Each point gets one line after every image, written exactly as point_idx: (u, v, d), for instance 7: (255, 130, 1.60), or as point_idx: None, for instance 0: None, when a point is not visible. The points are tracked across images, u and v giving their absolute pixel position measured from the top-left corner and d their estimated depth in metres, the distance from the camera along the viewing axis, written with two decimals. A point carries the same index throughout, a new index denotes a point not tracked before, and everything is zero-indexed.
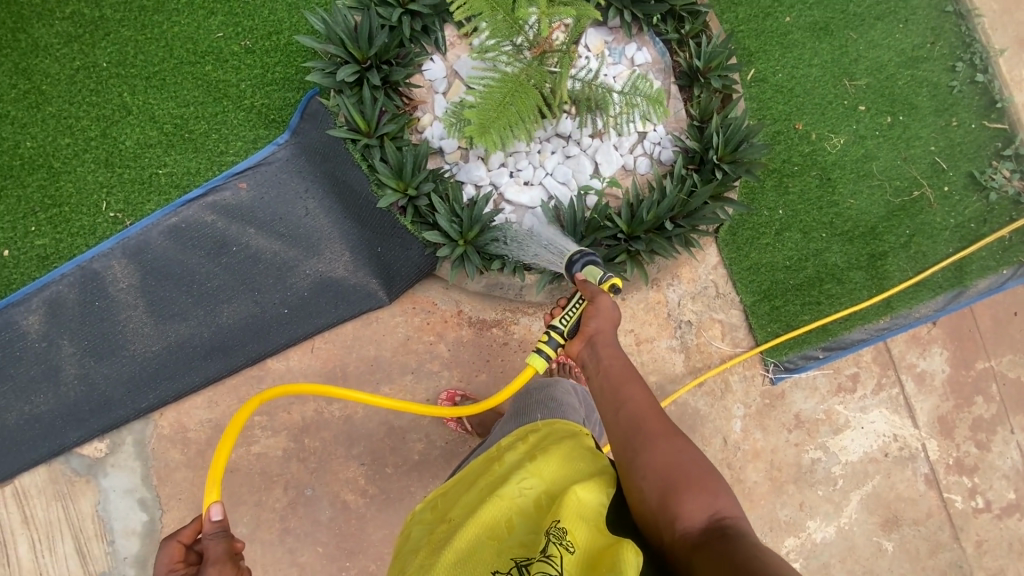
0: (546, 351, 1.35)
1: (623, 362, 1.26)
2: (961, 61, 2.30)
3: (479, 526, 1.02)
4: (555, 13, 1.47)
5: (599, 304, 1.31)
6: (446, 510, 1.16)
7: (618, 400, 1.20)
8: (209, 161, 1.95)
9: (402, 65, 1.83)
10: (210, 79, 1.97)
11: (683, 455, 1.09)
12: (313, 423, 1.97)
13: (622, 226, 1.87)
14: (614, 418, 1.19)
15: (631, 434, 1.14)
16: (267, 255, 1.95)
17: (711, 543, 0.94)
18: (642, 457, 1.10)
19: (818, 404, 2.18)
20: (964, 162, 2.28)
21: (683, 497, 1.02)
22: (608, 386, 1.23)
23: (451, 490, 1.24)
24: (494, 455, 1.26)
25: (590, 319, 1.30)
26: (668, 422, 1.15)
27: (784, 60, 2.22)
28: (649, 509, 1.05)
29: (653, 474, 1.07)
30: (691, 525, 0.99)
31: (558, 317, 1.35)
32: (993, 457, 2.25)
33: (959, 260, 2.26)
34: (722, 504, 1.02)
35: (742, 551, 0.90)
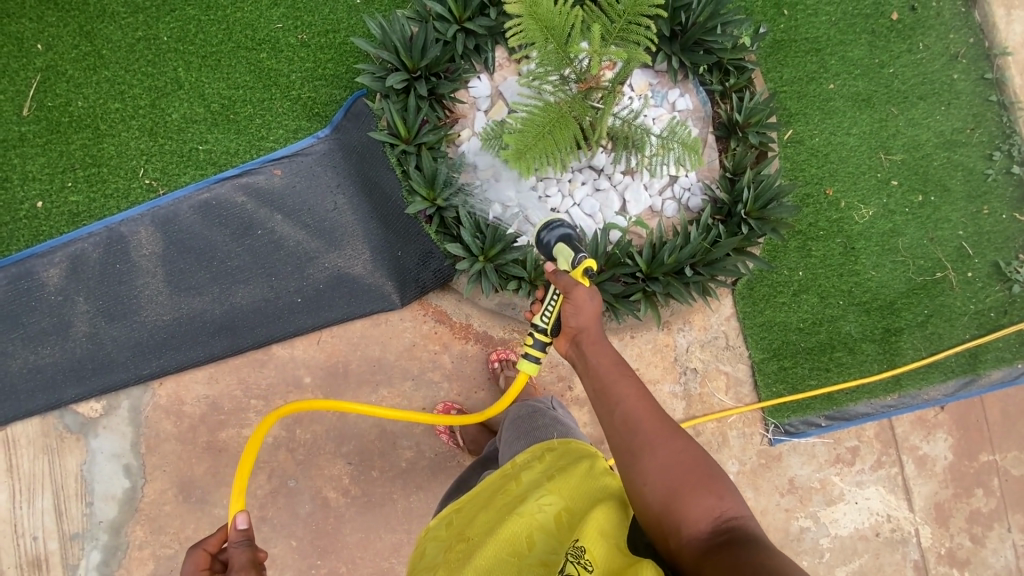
0: (532, 352, 1.39)
1: (613, 362, 1.25)
2: (999, 151, 2.31)
3: (499, 543, 1.06)
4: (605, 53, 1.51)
5: (575, 298, 1.29)
6: (461, 530, 1.20)
7: (611, 403, 1.18)
8: (249, 144, 2.00)
9: (450, 79, 1.87)
10: (263, 66, 2.03)
11: (682, 454, 1.07)
12: (307, 415, 1.97)
13: (642, 265, 1.87)
14: (610, 422, 1.16)
15: (629, 437, 1.12)
16: (290, 242, 1.98)
17: (719, 548, 0.93)
18: (642, 461, 1.08)
19: (814, 472, 2.15)
20: (990, 251, 2.27)
21: (687, 501, 1.01)
22: (603, 391, 1.21)
23: (467, 505, 1.28)
24: (510, 472, 1.29)
25: (569, 318, 1.31)
26: (665, 421, 1.13)
27: (822, 126, 2.25)
28: (653, 516, 1.04)
29: (653, 479, 1.05)
30: (698, 530, 0.98)
31: (538, 316, 1.37)
32: (986, 553, 2.19)
33: (974, 347, 2.24)
34: (726, 503, 1.01)
35: (749, 554, 0.89)
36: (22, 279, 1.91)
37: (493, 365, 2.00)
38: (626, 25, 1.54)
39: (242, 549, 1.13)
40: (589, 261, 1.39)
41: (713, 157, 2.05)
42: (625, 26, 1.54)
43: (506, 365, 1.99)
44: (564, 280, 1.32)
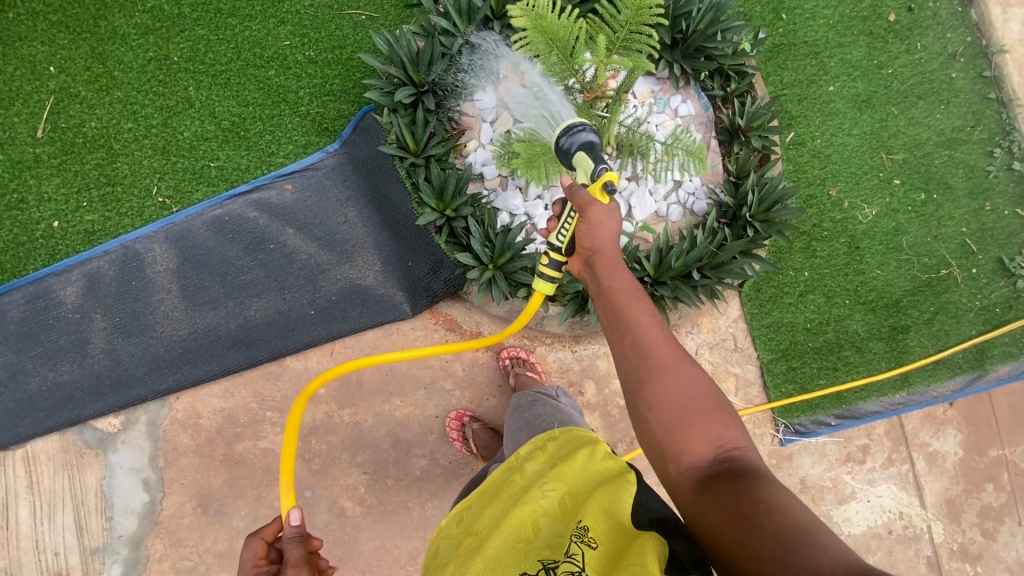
0: (548, 273, 1.33)
1: (626, 281, 1.14)
2: (1000, 148, 2.34)
3: (506, 530, 1.10)
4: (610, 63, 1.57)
5: (591, 215, 1.21)
6: (470, 525, 1.23)
7: (621, 327, 1.09)
8: (259, 160, 2.04)
9: (456, 93, 1.93)
10: (272, 83, 2.07)
11: (692, 383, 1.02)
12: (322, 426, 1.99)
13: (649, 269, 1.89)
14: (618, 345, 1.09)
15: (637, 363, 1.05)
16: (302, 256, 2.00)
17: (719, 482, 0.94)
18: (649, 389, 1.02)
19: (825, 470, 2.16)
20: (994, 247, 2.29)
21: (692, 433, 0.99)
22: (613, 313, 1.12)
23: (475, 501, 1.31)
24: (515, 465, 1.32)
25: (584, 237, 1.22)
26: (677, 346, 1.05)
27: (824, 127, 2.27)
28: (655, 443, 1.03)
29: (659, 408, 1.01)
30: (700, 461, 0.97)
31: (553, 235, 1.31)
32: (999, 548, 2.20)
33: (981, 343, 2.25)
34: (730, 433, 0.99)
35: (751, 491, 0.90)
36: (39, 297, 1.94)
37: (503, 362, 2.04)
38: (630, 35, 1.56)
39: (296, 544, 1.16)
40: (608, 175, 1.27)
41: (716, 162, 2.07)
42: (627, 36, 1.57)
43: (516, 363, 2.03)
44: (581, 196, 1.23)
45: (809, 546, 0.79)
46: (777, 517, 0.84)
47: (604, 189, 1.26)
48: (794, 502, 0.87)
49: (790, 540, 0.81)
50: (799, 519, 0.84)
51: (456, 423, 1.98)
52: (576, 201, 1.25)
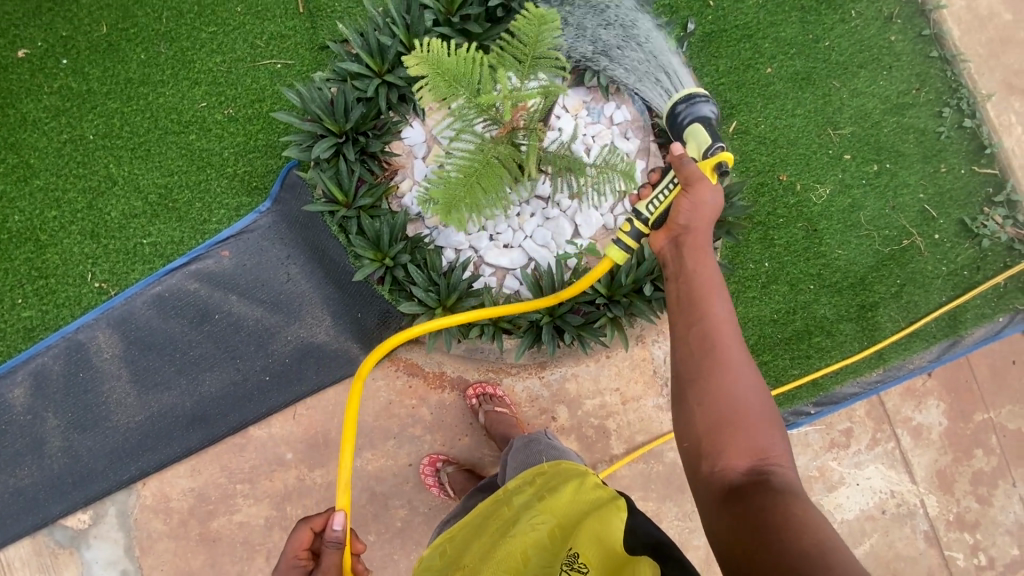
0: (630, 244, 1.45)
1: (710, 275, 1.15)
2: (948, 107, 2.27)
3: (500, 562, 1.17)
4: (517, 97, 1.48)
5: (696, 193, 1.24)
6: (457, 556, 1.29)
7: (693, 316, 1.11)
8: (192, 230, 1.98)
9: (380, 135, 1.83)
10: (194, 148, 2.01)
11: (750, 388, 1.04)
12: (296, 490, 1.96)
13: (601, 290, 1.81)
14: (684, 331, 1.11)
15: (699, 353, 1.07)
16: (249, 322, 1.96)
17: (750, 486, 0.95)
18: (702, 380, 1.05)
19: (811, 460, 2.13)
20: (954, 209, 2.24)
21: (736, 434, 1.00)
22: (689, 298, 1.14)
23: (459, 531, 1.36)
24: (501, 496, 1.37)
25: (679, 214, 1.24)
26: (745, 349, 1.07)
27: (766, 112, 2.21)
28: (694, 435, 1.04)
29: (712, 401, 1.03)
30: (735, 465, 0.99)
31: (645, 205, 1.44)
32: (996, 512, 2.18)
33: (952, 309, 2.21)
34: (771, 445, 1.01)
35: (780, 501, 0.91)
36: None
37: (472, 400, 1.99)
38: (534, 62, 1.50)
39: (333, 547, 1.31)
40: (724, 155, 1.38)
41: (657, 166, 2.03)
42: (534, 62, 1.49)
43: (484, 399, 1.98)
44: (691, 169, 1.26)
45: (829, 556, 0.78)
46: (802, 525, 0.85)
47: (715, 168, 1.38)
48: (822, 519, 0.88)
49: (814, 552, 0.80)
50: (827, 535, 0.83)
51: (432, 468, 1.94)
52: (683, 174, 1.28)
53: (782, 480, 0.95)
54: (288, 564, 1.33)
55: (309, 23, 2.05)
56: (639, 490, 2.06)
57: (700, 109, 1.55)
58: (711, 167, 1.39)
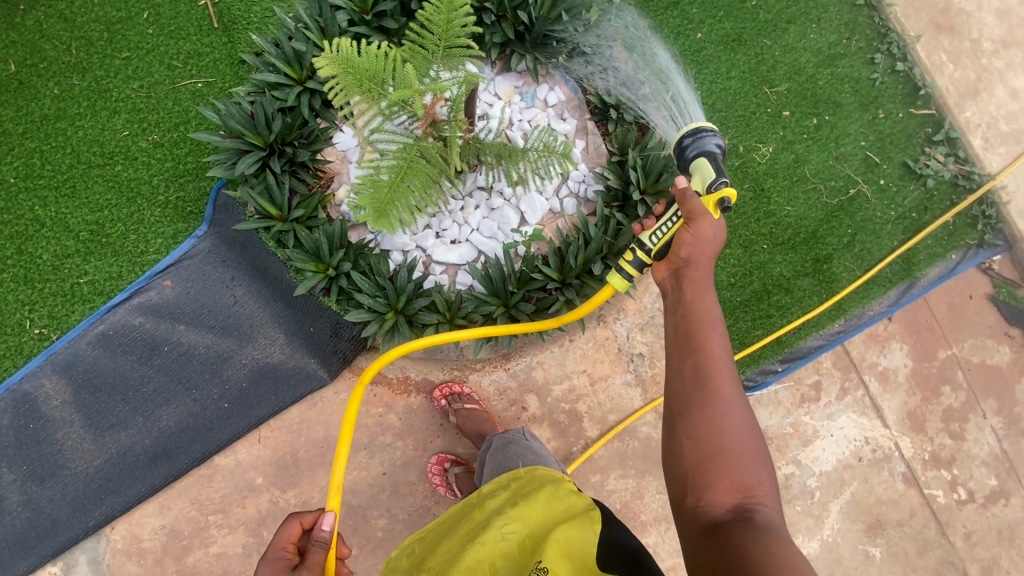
0: (632, 273, 1.41)
1: (710, 310, 1.17)
2: (879, 53, 2.27)
3: (466, 571, 1.15)
4: (427, 90, 1.40)
5: (698, 226, 1.24)
6: (425, 557, 1.29)
7: (689, 349, 1.14)
8: (130, 263, 1.92)
9: (307, 144, 1.78)
10: (121, 179, 1.95)
11: (739, 425, 1.06)
12: (270, 514, 1.91)
13: (552, 274, 1.81)
14: (679, 364, 1.14)
15: (692, 388, 1.10)
16: (200, 349, 1.91)
17: (733, 523, 0.97)
18: (693, 415, 1.08)
19: (784, 418, 2.14)
20: (896, 152, 2.25)
21: (722, 470, 1.03)
22: (686, 332, 1.16)
23: (431, 531, 1.38)
24: (476, 499, 1.37)
25: (682, 247, 1.25)
26: (738, 386, 1.10)
27: (700, 77, 2.20)
28: (682, 467, 1.07)
29: (701, 436, 1.05)
30: (719, 501, 1.01)
31: (647, 235, 1.37)
32: (969, 446, 2.20)
33: (905, 252, 2.23)
34: (756, 484, 1.03)
35: (760, 539, 0.93)
36: None
37: (440, 401, 1.95)
38: (448, 52, 1.44)
39: (320, 548, 1.23)
40: (728, 191, 1.34)
41: (598, 143, 2.00)
42: (446, 52, 1.43)
43: (453, 398, 1.95)
44: (694, 205, 1.25)
45: None
46: (775, 563, 0.87)
47: (719, 203, 1.34)
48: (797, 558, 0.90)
49: None
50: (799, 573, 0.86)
51: (438, 468, 1.92)
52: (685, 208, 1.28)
53: (764, 518, 0.98)
54: (276, 552, 1.26)
55: (226, 38, 1.99)
56: (618, 469, 2.05)
57: (706, 142, 1.43)
58: (713, 202, 1.34)
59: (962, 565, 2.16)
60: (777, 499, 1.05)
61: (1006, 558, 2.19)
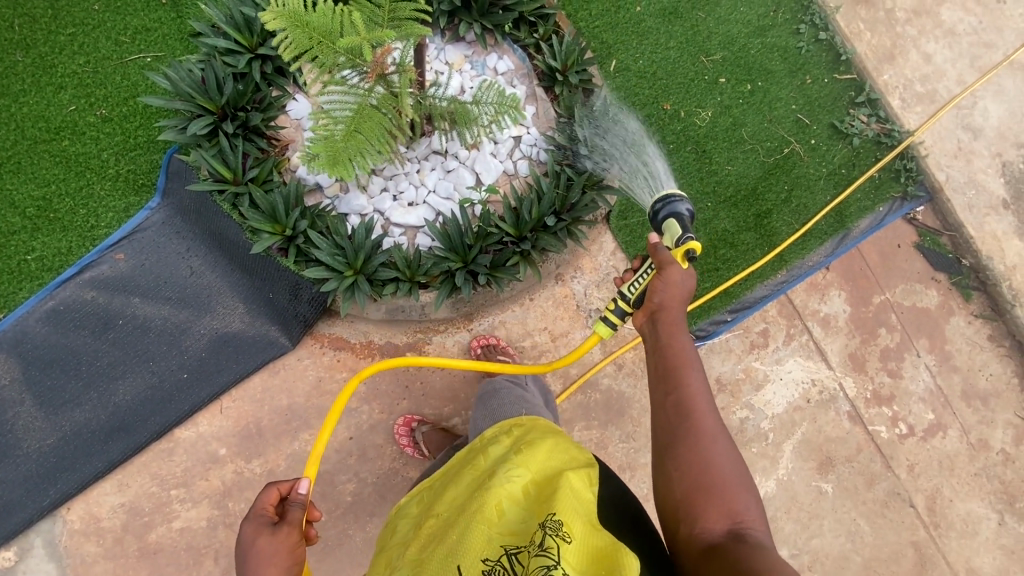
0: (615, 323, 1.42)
1: (687, 351, 1.25)
2: (804, 23, 2.43)
3: (471, 515, 1.09)
4: (375, 38, 1.39)
5: (668, 275, 1.28)
6: (430, 506, 1.27)
7: (669, 386, 1.22)
8: (80, 237, 1.89)
9: (260, 109, 1.80)
10: (69, 154, 1.92)
11: (723, 453, 1.12)
12: (234, 485, 1.88)
13: (508, 229, 1.86)
14: (663, 404, 1.22)
15: (675, 423, 1.17)
16: (157, 322, 1.88)
17: (726, 546, 1.00)
18: (678, 447, 1.14)
19: (736, 364, 2.25)
20: (825, 114, 2.42)
21: (710, 497, 1.07)
22: (666, 370, 1.24)
23: (436, 483, 1.36)
24: (477, 450, 1.34)
25: (654, 294, 1.30)
26: (717, 419, 1.17)
27: (641, 47, 2.31)
28: (673, 498, 1.12)
29: (686, 468, 1.12)
30: (711, 527, 1.05)
31: (626, 286, 1.38)
32: (907, 383, 2.36)
33: (838, 205, 2.39)
34: (745, 509, 1.07)
35: (754, 556, 0.96)
36: None
37: (475, 351, 2.02)
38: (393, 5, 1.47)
39: (298, 507, 1.21)
40: (694, 242, 1.33)
41: (547, 108, 2.08)
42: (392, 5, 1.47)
43: (489, 349, 2.01)
44: (664, 255, 1.30)
45: None
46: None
47: (686, 254, 1.33)
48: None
49: None
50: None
51: (406, 429, 1.92)
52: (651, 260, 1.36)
53: (755, 540, 1.01)
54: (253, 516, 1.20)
55: (174, 13, 2.00)
56: (581, 421, 2.12)
57: (676, 207, 1.42)
58: (681, 255, 1.33)
59: (907, 495, 2.30)
60: (767, 525, 1.08)
61: (949, 487, 2.32)
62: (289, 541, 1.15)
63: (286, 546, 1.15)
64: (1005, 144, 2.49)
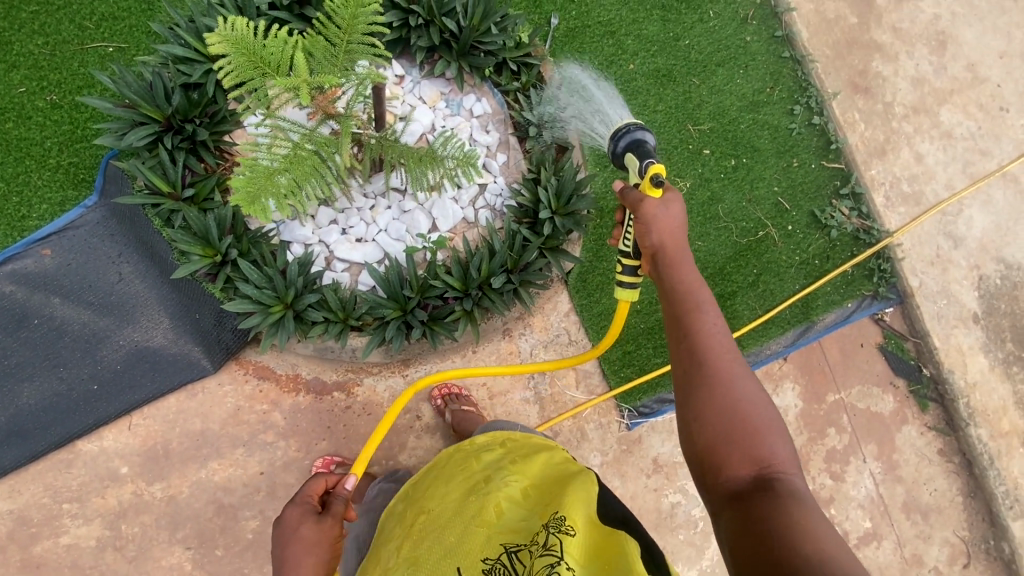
0: (626, 279, 1.32)
1: (692, 289, 1.14)
2: (799, 105, 2.37)
3: (470, 517, 1.11)
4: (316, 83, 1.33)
5: (648, 214, 1.19)
6: (417, 500, 1.27)
7: (680, 332, 1.12)
8: (8, 227, 1.80)
9: (212, 124, 1.72)
10: (10, 138, 1.83)
11: (746, 396, 1.04)
12: (131, 507, 1.81)
13: (453, 283, 1.77)
14: (676, 349, 1.12)
15: (690, 370, 1.08)
16: (74, 326, 1.80)
17: (753, 495, 0.94)
18: (695, 394, 1.05)
19: (676, 447, 2.18)
20: (806, 201, 2.36)
21: (731, 446, 1.00)
22: (674, 314, 1.14)
23: (423, 478, 1.36)
24: (469, 450, 1.34)
25: (648, 236, 1.19)
26: (735, 358, 1.08)
27: (628, 107, 2.24)
28: (694, 449, 1.05)
29: (706, 417, 1.03)
30: (738, 474, 0.98)
31: (622, 242, 1.32)
32: (848, 487, 2.30)
33: (805, 296, 2.33)
34: (774, 453, 0.99)
35: (785, 508, 0.89)
36: None
37: (437, 401, 1.99)
38: (349, 48, 1.39)
39: (341, 501, 1.28)
40: (657, 166, 1.23)
41: (517, 159, 2.00)
42: (349, 47, 1.39)
43: (449, 399, 1.97)
44: (632, 199, 1.22)
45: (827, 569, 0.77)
46: (793, 530, 0.85)
47: (653, 183, 1.22)
48: (822, 527, 0.87)
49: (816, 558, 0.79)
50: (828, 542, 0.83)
51: (325, 468, 1.85)
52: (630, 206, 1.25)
53: (786, 486, 0.94)
54: (302, 500, 1.27)
55: (145, 5, 1.91)
56: None
57: (637, 135, 1.39)
58: (649, 183, 1.23)
59: None
60: (799, 463, 1.01)
61: None
62: (330, 533, 1.22)
63: (329, 537, 1.22)
64: (985, 257, 2.43)
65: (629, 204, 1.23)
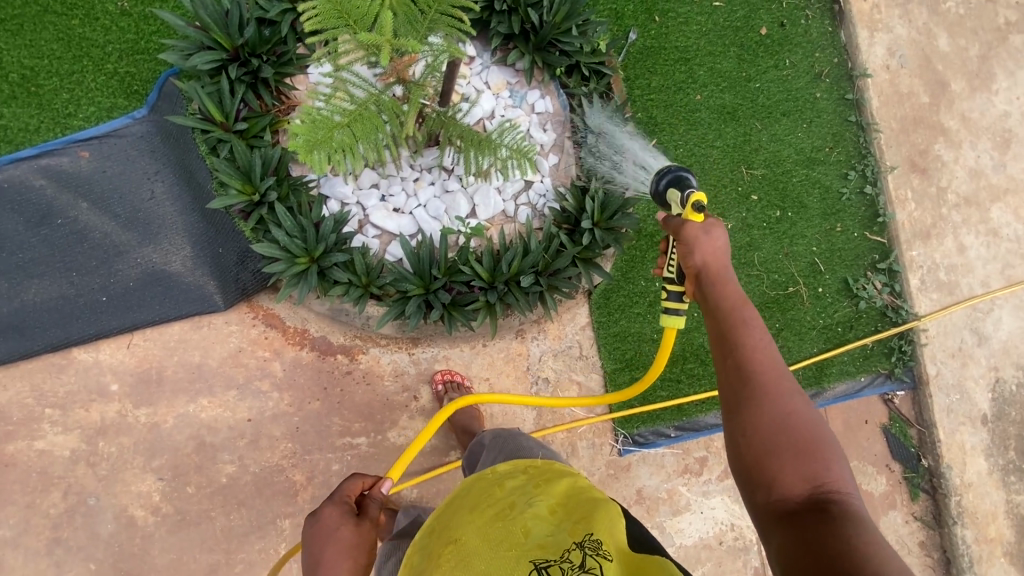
0: (671, 305, 1.24)
1: (737, 306, 1.10)
2: (854, 170, 2.35)
3: (498, 541, 1.04)
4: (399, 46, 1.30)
5: (689, 234, 1.15)
6: (442, 530, 1.15)
7: (726, 349, 1.08)
8: (53, 121, 1.78)
9: (278, 63, 1.70)
10: (73, 35, 1.81)
11: (796, 413, 1.01)
12: (113, 426, 1.78)
13: (480, 273, 1.75)
14: (722, 367, 1.08)
15: (738, 388, 1.04)
16: (95, 234, 1.77)
17: (808, 516, 0.91)
18: (744, 413, 1.02)
19: (662, 482, 2.14)
20: (841, 267, 2.33)
21: (783, 465, 0.97)
22: (719, 331, 1.10)
23: (448, 506, 1.22)
24: (491, 479, 1.23)
25: (692, 255, 1.15)
26: (785, 373, 1.04)
27: (686, 136, 2.21)
28: (743, 468, 1.02)
29: (755, 435, 1.00)
30: (790, 492, 0.95)
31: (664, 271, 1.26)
32: None
33: (821, 360, 2.30)
34: (829, 471, 0.96)
35: (843, 531, 0.87)
36: None
37: (438, 386, 1.91)
38: (437, 17, 1.37)
39: (377, 505, 1.26)
40: (698, 195, 1.21)
41: (568, 163, 1.97)
42: (434, 18, 1.36)
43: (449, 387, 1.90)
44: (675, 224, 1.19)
45: None
46: (856, 554, 0.82)
47: (693, 208, 1.20)
48: (884, 550, 0.84)
49: None
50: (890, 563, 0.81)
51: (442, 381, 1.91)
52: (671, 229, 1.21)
53: (843, 507, 0.91)
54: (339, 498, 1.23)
55: None
56: None
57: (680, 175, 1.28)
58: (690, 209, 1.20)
59: None
60: (854, 478, 0.98)
61: None
62: (367, 536, 1.18)
63: (366, 540, 1.18)
64: (1005, 361, 2.41)
65: (671, 231, 1.21)
